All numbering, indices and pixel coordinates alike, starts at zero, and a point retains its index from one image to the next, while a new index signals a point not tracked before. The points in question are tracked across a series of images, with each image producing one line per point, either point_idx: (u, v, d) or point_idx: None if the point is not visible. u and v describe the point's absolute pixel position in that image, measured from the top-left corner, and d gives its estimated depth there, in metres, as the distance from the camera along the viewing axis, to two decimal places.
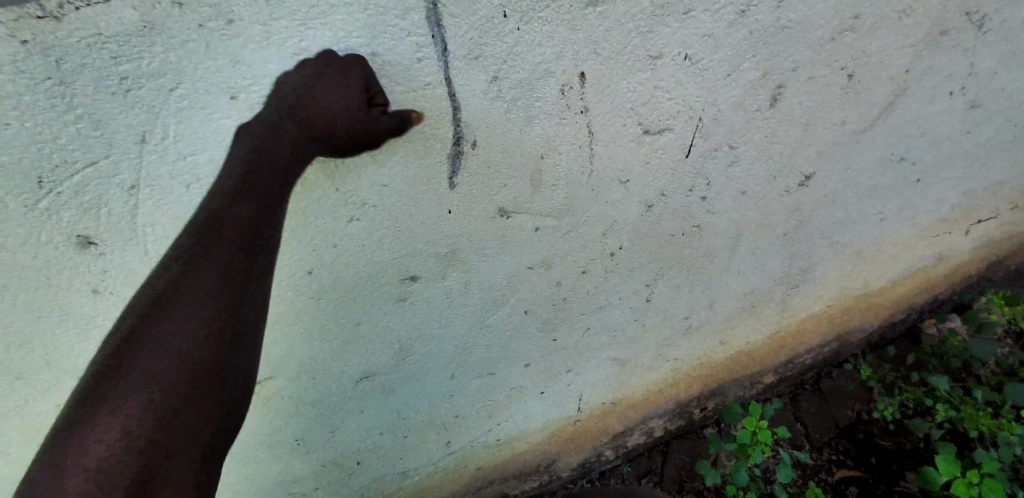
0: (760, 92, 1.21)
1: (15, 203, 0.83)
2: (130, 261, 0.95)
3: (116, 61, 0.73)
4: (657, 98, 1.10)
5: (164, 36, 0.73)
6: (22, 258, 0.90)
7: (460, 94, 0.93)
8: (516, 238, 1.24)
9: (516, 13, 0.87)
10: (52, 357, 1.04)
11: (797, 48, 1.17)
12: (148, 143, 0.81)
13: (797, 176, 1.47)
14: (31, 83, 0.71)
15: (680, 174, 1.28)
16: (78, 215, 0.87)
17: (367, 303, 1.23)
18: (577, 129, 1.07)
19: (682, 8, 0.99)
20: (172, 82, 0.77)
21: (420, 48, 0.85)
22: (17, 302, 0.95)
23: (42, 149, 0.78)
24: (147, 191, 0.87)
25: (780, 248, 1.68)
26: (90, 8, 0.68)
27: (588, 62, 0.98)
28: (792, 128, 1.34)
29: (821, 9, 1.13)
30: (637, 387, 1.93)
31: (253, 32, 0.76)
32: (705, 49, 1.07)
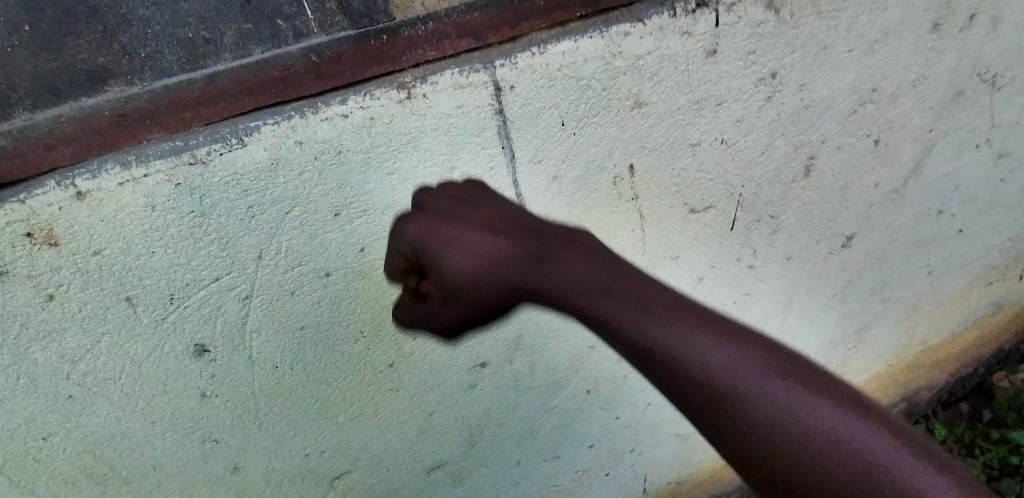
0: (794, 164, 1.30)
1: (147, 319, 0.94)
2: (236, 367, 1.06)
3: (246, 193, 0.86)
4: (700, 179, 1.20)
5: (286, 168, 0.86)
6: (145, 370, 0.99)
7: (526, 193, 1.04)
8: (578, 318, 1.31)
9: (573, 121, 0.99)
10: (160, 461, 1.12)
11: (824, 122, 1.27)
12: (264, 258, 0.94)
13: (839, 238, 1.53)
14: (177, 216, 0.85)
15: (727, 246, 1.36)
16: (198, 326, 0.98)
17: (441, 391, 1.30)
18: (629, 213, 1.17)
19: (716, 99, 1.10)
20: (288, 206, 0.90)
21: (492, 158, 0.98)
22: (137, 410, 1.04)
23: (179, 270, 0.90)
24: (258, 299, 0.98)
25: (831, 309, 1.71)
26: (231, 152, 0.83)
27: (635, 155, 1.09)
28: (829, 194, 1.42)
29: (841, 85, 1.23)
30: (701, 464, 1.92)
31: (357, 159, 0.89)
32: (739, 132, 1.17)
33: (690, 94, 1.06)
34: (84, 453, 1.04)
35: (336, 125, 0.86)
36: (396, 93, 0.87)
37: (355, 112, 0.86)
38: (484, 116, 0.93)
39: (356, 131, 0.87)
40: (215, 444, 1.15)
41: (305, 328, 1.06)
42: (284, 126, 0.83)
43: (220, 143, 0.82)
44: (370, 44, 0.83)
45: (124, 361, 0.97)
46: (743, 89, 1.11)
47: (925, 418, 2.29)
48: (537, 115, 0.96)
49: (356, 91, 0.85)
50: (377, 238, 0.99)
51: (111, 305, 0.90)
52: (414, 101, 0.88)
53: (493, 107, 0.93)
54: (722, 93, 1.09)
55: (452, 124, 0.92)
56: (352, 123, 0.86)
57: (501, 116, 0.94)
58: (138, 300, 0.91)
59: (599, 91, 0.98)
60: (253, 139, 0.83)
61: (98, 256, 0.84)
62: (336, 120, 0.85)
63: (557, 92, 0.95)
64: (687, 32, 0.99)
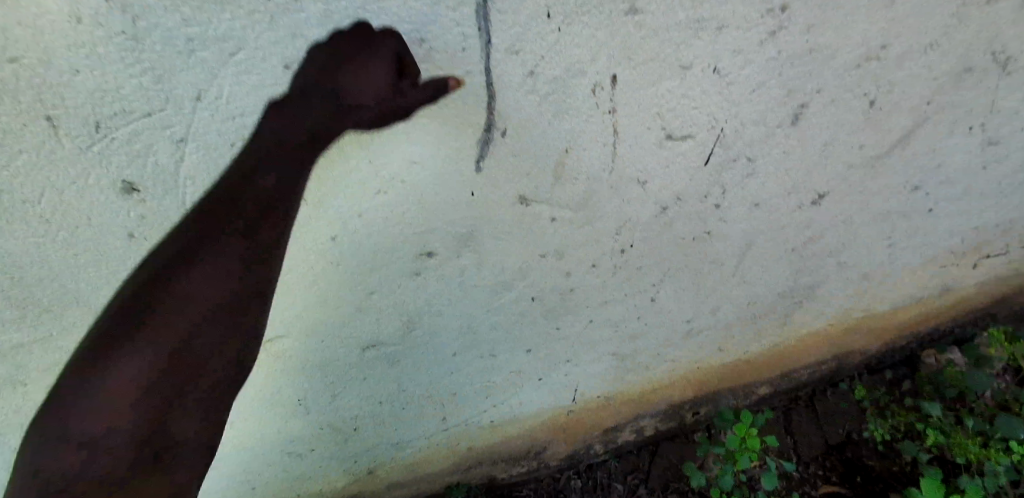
0: (783, 109, 1.25)
1: (70, 144, 0.87)
2: (167, 213, 1.01)
3: (186, 24, 0.79)
4: (682, 106, 1.14)
5: (234, 4, 0.78)
6: (67, 197, 0.95)
7: (497, 84, 0.97)
8: (533, 226, 1.28)
9: (560, 14, 0.91)
10: (78, 294, 1.09)
11: (824, 71, 1.21)
12: (203, 100, 0.87)
13: (810, 194, 1.51)
14: (107, 35, 0.78)
15: (697, 181, 1.32)
16: (127, 162, 0.92)
17: (383, 274, 1.27)
18: (603, 128, 1.11)
19: (716, 23, 1.02)
20: (233, 48, 0.83)
21: (466, 38, 0.90)
22: (58, 239, 1.00)
23: (106, 96, 0.83)
24: (194, 145, 0.92)
25: (785, 263, 1.72)
26: None
27: (620, 66, 1.02)
28: (811, 147, 1.38)
29: (851, 34, 1.16)
30: (631, 386, 1.99)
31: (315, 9, 0.82)
32: (734, 63, 1.11)
33: (690, 10, 0.99)
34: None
35: None
36: None
37: None
38: None
39: None
40: None
41: None
42: None
43: None
44: None
45: (44, 184, 0.91)
46: (748, 17, 1.04)
47: (848, 379, 2.45)
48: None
49: None
50: None
51: (29, 122, 0.83)
52: None
53: None
54: (725, 17, 1.02)
55: None
56: None
57: None
58: (61, 122, 0.85)
59: None
60: None
61: (14, 63, 0.77)
62: None
63: None
64: None
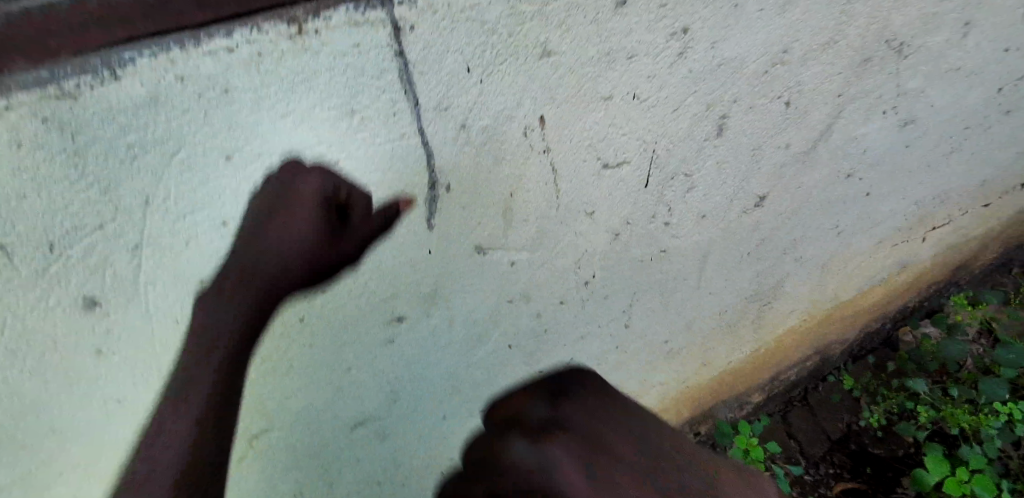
0: (707, 122, 1.33)
1: (25, 268, 0.87)
2: (132, 319, 1.02)
3: (124, 132, 0.82)
4: (612, 134, 1.21)
5: (168, 105, 0.82)
6: (29, 324, 0.94)
7: (432, 141, 1.03)
8: (495, 273, 1.31)
9: (478, 67, 0.98)
10: (53, 420, 1.07)
11: (735, 81, 1.30)
12: (151, 205, 0.90)
13: (752, 197, 1.59)
14: (48, 155, 0.80)
15: (642, 203, 1.38)
16: (85, 278, 0.93)
17: (356, 346, 1.27)
18: (542, 167, 1.17)
19: (627, 54, 1.11)
20: (173, 148, 0.86)
21: (394, 103, 0.96)
22: (24, 370, 0.98)
23: (55, 215, 0.85)
24: (150, 249, 0.95)
25: (745, 267, 1.78)
26: (104, 85, 0.77)
27: (545, 106, 1.09)
28: (742, 153, 1.46)
29: (752, 45, 1.26)
30: None
31: (246, 98, 0.86)
32: (650, 87, 1.19)
33: (600, 45, 1.07)
34: None
35: (221, 60, 0.81)
36: (286, 27, 0.82)
37: (241, 47, 0.81)
38: (383, 57, 0.90)
39: (244, 67, 0.83)
40: (119, 405, 1.13)
41: (205, 279, 1.03)
42: (162, 59, 0.78)
43: (89, 75, 0.75)
44: None
45: (3, 315, 0.90)
46: (654, 43, 1.12)
47: (835, 371, 2.47)
48: (440, 59, 0.94)
49: (242, 23, 0.80)
50: None
51: None
52: (305, 36, 0.84)
53: (392, 48, 0.90)
54: (633, 46, 1.10)
55: (348, 65, 0.89)
56: (238, 58, 0.82)
57: (401, 58, 0.92)
58: (13, 249, 0.84)
59: (505, 37, 0.97)
60: (128, 72, 0.77)
61: None
62: (220, 54, 0.81)
63: (461, 36, 0.94)
64: None
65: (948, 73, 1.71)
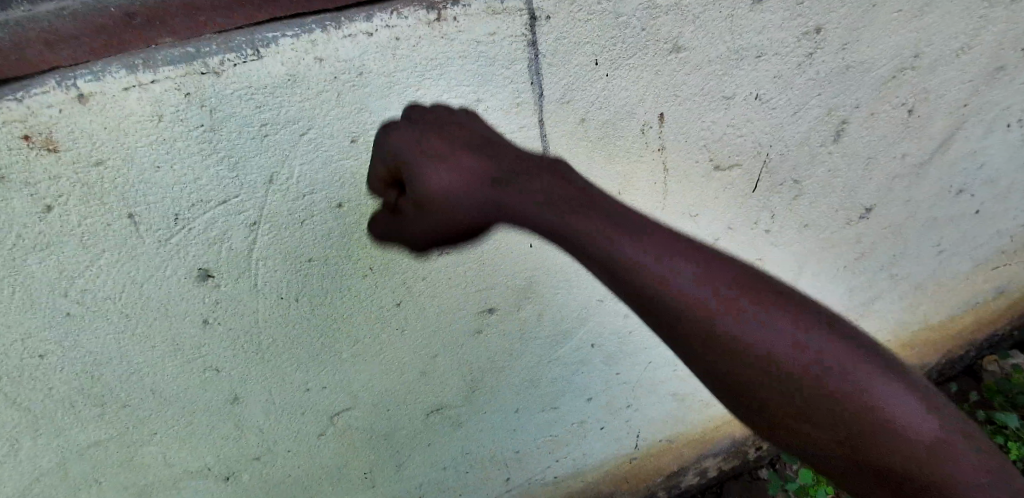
0: (825, 128, 1.25)
1: (150, 237, 0.90)
2: (240, 295, 1.02)
3: (259, 110, 0.82)
4: (728, 135, 1.15)
5: (304, 86, 0.81)
6: (147, 291, 0.96)
7: (551, 135, 0.99)
8: (590, 272, 1.27)
9: (607, 61, 0.94)
10: (156, 386, 1.10)
11: (860, 86, 1.22)
12: (275, 182, 0.89)
13: (857, 209, 1.50)
14: (186, 129, 0.81)
15: (746, 209, 1.32)
16: (203, 250, 0.94)
17: (446, 334, 1.26)
18: (654, 167, 1.12)
19: (755, 51, 1.04)
20: (303, 127, 0.85)
21: (519, 94, 0.92)
22: (134, 332, 1.01)
23: (183, 188, 0.86)
24: (266, 226, 0.94)
25: (838, 281, 1.69)
26: (245, 64, 0.78)
27: (667, 103, 1.04)
28: (855, 162, 1.38)
29: (882, 47, 1.18)
30: (694, 425, 1.93)
31: (379, 83, 0.84)
32: (774, 88, 1.12)
33: (730, 42, 1.01)
34: (81, 373, 1.02)
35: (360, 44, 0.80)
36: (425, 14, 0.81)
37: (380, 31, 0.80)
38: (515, 47, 0.87)
39: (380, 51, 0.82)
40: (215, 374, 1.12)
41: (313, 259, 1.02)
42: (302, 40, 0.78)
43: (235, 54, 0.77)
44: None
45: (125, 281, 0.94)
46: (784, 42, 1.06)
47: None
48: (569, 51, 0.91)
49: (382, 8, 0.79)
50: None
51: (112, 219, 0.86)
52: (443, 23, 0.82)
53: (525, 38, 0.87)
54: (763, 45, 1.04)
55: (481, 53, 0.86)
56: (376, 42, 0.81)
57: (532, 49, 0.88)
58: (141, 218, 0.87)
59: (638, 31, 0.92)
60: (269, 51, 0.78)
61: (99, 167, 0.81)
62: (359, 38, 0.80)
63: (594, 28, 0.90)
64: None
65: None
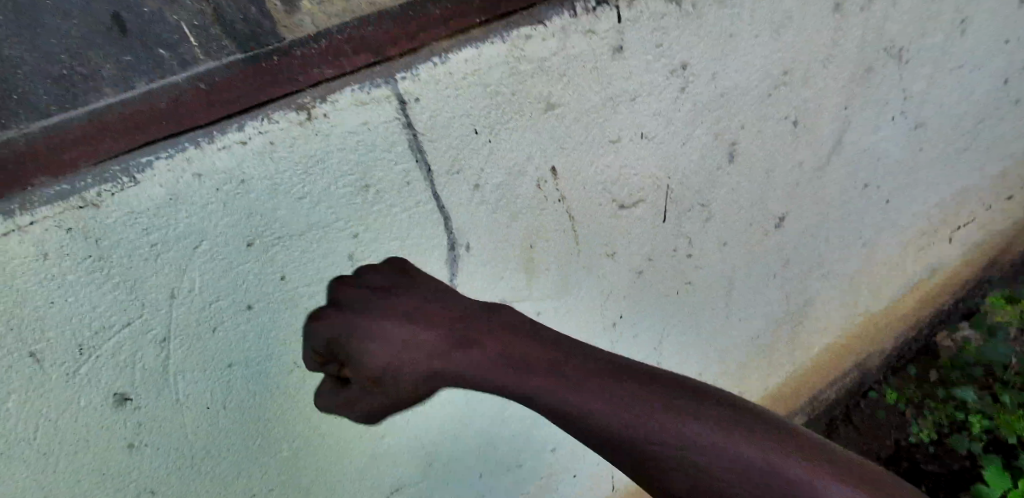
0: (717, 152, 1.33)
1: (56, 372, 0.88)
2: (166, 411, 1.00)
3: (146, 232, 0.83)
4: (624, 174, 1.20)
5: (187, 203, 0.83)
6: (63, 425, 0.93)
7: (449, 204, 1.03)
8: None
9: (486, 128, 0.99)
10: None
11: (741, 108, 1.30)
12: (177, 297, 0.90)
13: (771, 219, 1.57)
14: (74, 263, 0.81)
15: (662, 237, 1.37)
16: (116, 374, 0.92)
17: (390, 412, 1.25)
18: (559, 215, 1.17)
19: (629, 95, 1.11)
20: (195, 240, 0.87)
21: (408, 173, 0.96)
22: (58, 470, 0.96)
23: (83, 319, 0.85)
24: (178, 340, 0.94)
25: (772, 288, 1.74)
26: (123, 191, 0.79)
27: (555, 156, 1.09)
28: (755, 177, 1.45)
29: (753, 71, 1.26)
30: None
31: (263, 186, 0.87)
32: (657, 125, 1.19)
33: (602, 92, 1.07)
34: None
35: (235, 153, 0.83)
36: (296, 115, 0.85)
37: (253, 138, 0.83)
38: (392, 131, 0.91)
39: (258, 157, 0.85)
40: (153, 497, 1.08)
41: (234, 364, 1.01)
42: (178, 159, 0.81)
43: (110, 184, 0.79)
44: (260, 67, 0.83)
45: (39, 419, 0.90)
46: (656, 82, 1.13)
47: (876, 385, 2.40)
48: (447, 125, 0.95)
49: (251, 116, 0.83)
50: (298, 264, 0.96)
51: (13, 363, 0.84)
52: (316, 121, 0.86)
53: (400, 122, 0.91)
54: (635, 88, 1.11)
55: (359, 142, 0.90)
56: (253, 150, 0.84)
57: (409, 130, 0.92)
58: (44, 354, 0.85)
59: (509, 96, 0.98)
60: (146, 175, 0.80)
61: None
62: (234, 148, 0.83)
63: (466, 101, 0.95)
64: (590, 31, 1.00)
65: (952, 73, 1.71)
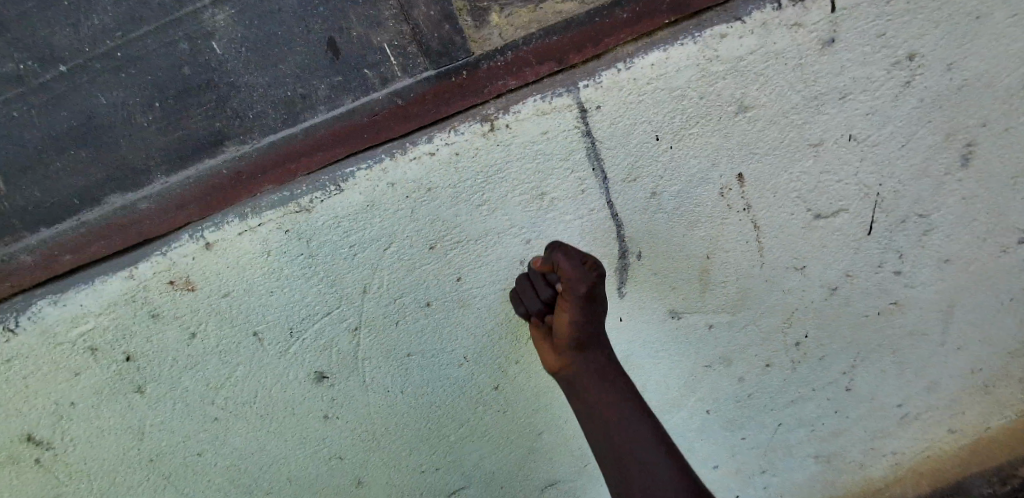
0: (947, 154, 1.11)
1: (273, 350, 1.00)
2: (353, 392, 1.08)
3: (346, 234, 0.91)
4: (824, 182, 1.06)
5: (381, 209, 0.90)
6: (276, 394, 1.05)
7: (621, 213, 0.99)
8: (691, 337, 1.21)
9: (669, 134, 0.93)
10: (280, 468, 1.14)
11: (983, 104, 1.07)
12: (369, 292, 0.97)
13: (1015, 234, 1.28)
14: (289, 259, 0.92)
15: (865, 252, 1.19)
16: (317, 355, 1.02)
17: (550, 412, 1.23)
18: (742, 225, 1.07)
19: (838, 93, 0.97)
20: (386, 243, 0.93)
21: (583, 181, 0.94)
22: (270, 429, 1.09)
23: (295, 307, 0.97)
24: (367, 330, 1.01)
25: (1008, 316, 1.43)
26: (329, 198, 0.89)
27: (744, 162, 0.99)
28: (997, 185, 1.19)
29: (1004, 58, 1.03)
30: (851, 490, 1.67)
31: (447, 194, 0.91)
32: (870, 126, 1.02)
33: (805, 90, 0.95)
34: (230, 468, 1.11)
35: (424, 164, 0.88)
36: (479, 125, 0.88)
37: (441, 149, 0.88)
38: (570, 139, 0.90)
39: (443, 167, 0.89)
40: (340, 462, 1.16)
41: (413, 354, 1.07)
42: (375, 170, 0.88)
43: (319, 191, 0.89)
44: (451, 82, 0.89)
45: (257, 387, 1.04)
46: (872, 77, 0.97)
47: None
48: (627, 131, 0.91)
49: (441, 127, 0.88)
50: (474, 268, 0.99)
51: (242, 339, 0.98)
52: (497, 131, 0.88)
53: (579, 129, 0.90)
54: (846, 85, 0.96)
55: (538, 151, 0.90)
56: (438, 159, 0.88)
57: (588, 137, 0.90)
58: (264, 335, 0.99)
59: (697, 100, 0.91)
60: (348, 184, 0.89)
61: (226, 297, 0.94)
62: (423, 158, 0.88)
63: (649, 106, 0.90)
64: (797, 24, 0.89)
65: None
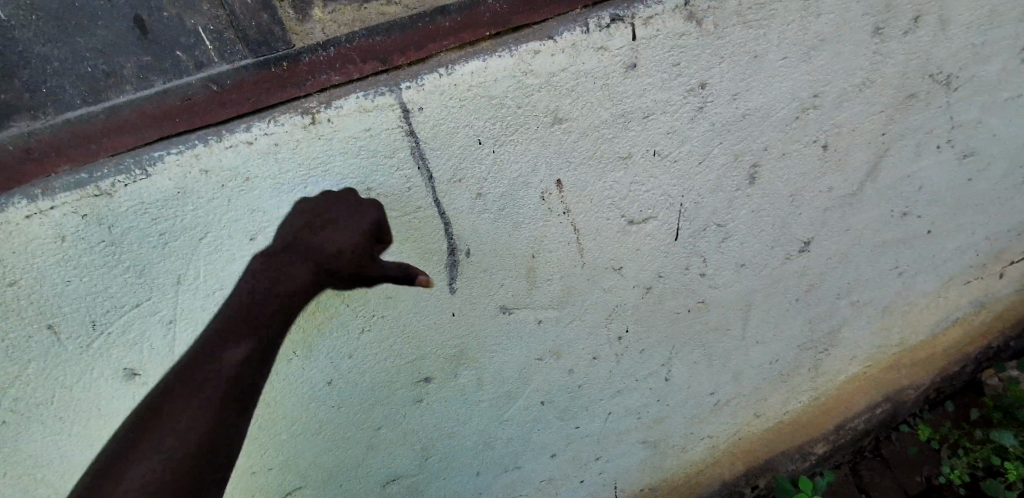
0: (737, 172, 1.29)
1: (71, 344, 0.94)
2: None
3: (155, 221, 0.89)
4: (634, 192, 1.19)
5: (195, 197, 0.89)
6: (75, 392, 0.99)
7: (449, 211, 1.05)
8: (521, 333, 1.29)
9: (490, 139, 1.00)
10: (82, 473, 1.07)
11: (764, 131, 1.26)
12: (182, 283, 0.95)
13: (795, 243, 1.51)
14: (89, 246, 0.88)
15: (674, 255, 1.34)
16: (125, 350, 0.98)
17: (384, 407, 1.25)
18: (563, 227, 1.16)
19: (642, 113, 1.10)
20: (200, 232, 0.92)
21: (409, 179, 0.99)
22: (70, 432, 1.02)
23: (96, 297, 0.92)
24: (183, 323, 0.98)
25: (795, 314, 1.67)
26: (135, 183, 0.86)
27: (562, 170, 1.09)
28: (778, 200, 1.40)
29: (777, 93, 1.22)
30: (675, 472, 1.84)
31: (266, 185, 0.91)
32: (671, 144, 1.17)
33: (613, 108, 1.07)
34: (22, 475, 1.03)
35: (240, 152, 0.88)
36: (300, 118, 0.89)
37: (259, 139, 0.88)
38: (394, 138, 0.94)
39: (262, 157, 0.89)
40: None
41: None
42: (187, 156, 0.86)
43: (124, 176, 0.85)
44: (272, 72, 0.88)
45: (52, 385, 0.97)
46: (670, 101, 1.11)
47: (910, 419, 2.13)
48: (449, 134, 0.97)
49: (260, 117, 0.88)
50: None
51: (33, 332, 0.91)
52: (319, 125, 0.90)
53: (402, 129, 0.94)
54: (648, 106, 1.10)
55: (361, 147, 0.93)
56: (257, 150, 0.89)
57: (412, 137, 0.95)
58: (60, 327, 0.92)
59: (514, 109, 0.99)
60: (157, 169, 0.86)
61: (13, 286, 0.87)
62: (240, 147, 0.88)
63: (470, 112, 0.97)
64: (602, 47, 1.00)
65: (1010, 101, 1.56)
